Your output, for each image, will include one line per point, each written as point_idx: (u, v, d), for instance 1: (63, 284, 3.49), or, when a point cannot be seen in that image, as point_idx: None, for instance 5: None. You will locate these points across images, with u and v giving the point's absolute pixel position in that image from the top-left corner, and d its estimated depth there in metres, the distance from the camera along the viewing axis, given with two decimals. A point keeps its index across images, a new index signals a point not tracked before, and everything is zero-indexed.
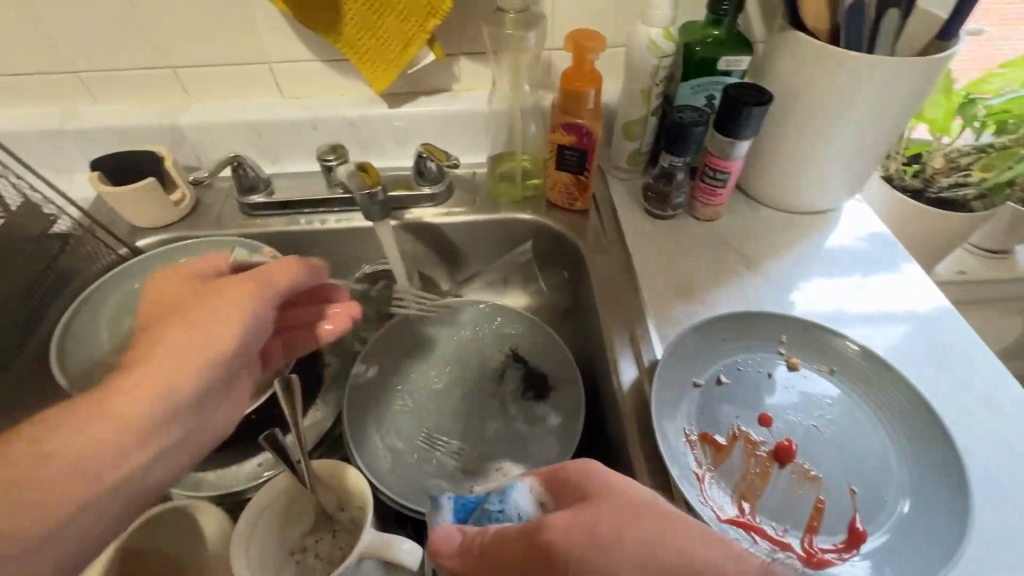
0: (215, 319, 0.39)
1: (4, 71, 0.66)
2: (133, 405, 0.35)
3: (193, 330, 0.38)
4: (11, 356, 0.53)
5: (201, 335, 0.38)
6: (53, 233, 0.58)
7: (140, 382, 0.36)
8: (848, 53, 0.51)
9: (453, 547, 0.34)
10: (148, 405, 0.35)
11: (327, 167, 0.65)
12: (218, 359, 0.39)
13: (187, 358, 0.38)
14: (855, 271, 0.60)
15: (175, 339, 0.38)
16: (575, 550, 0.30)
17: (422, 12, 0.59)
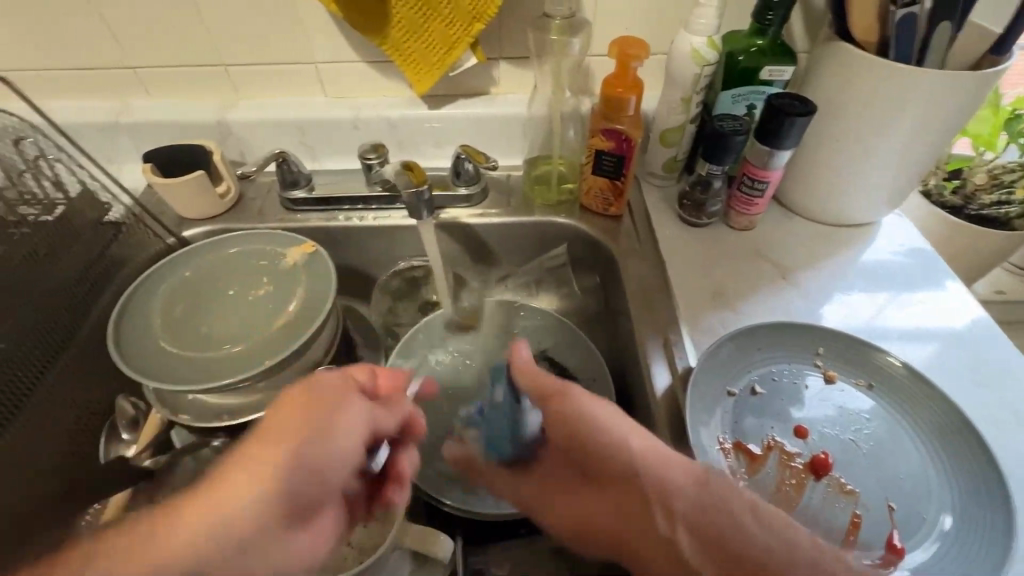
0: (325, 411, 0.38)
1: (67, 65, 0.69)
2: (212, 516, 0.32)
3: (305, 422, 0.37)
4: (67, 338, 0.56)
5: (308, 427, 0.37)
6: (106, 221, 0.61)
7: (222, 489, 0.33)
8: (897, 66, 0.51)
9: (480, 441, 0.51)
10: (226, 515, 0.32)
11: (367, 166, 0.67)
12: (301, 464, 0.36)
13: (274, 467, 0.35)
14: (894, 286, 0.59)
15: (282, 432, 0.36)
16: (609, 431, 0.42)
17: (468, 17, 0.60)
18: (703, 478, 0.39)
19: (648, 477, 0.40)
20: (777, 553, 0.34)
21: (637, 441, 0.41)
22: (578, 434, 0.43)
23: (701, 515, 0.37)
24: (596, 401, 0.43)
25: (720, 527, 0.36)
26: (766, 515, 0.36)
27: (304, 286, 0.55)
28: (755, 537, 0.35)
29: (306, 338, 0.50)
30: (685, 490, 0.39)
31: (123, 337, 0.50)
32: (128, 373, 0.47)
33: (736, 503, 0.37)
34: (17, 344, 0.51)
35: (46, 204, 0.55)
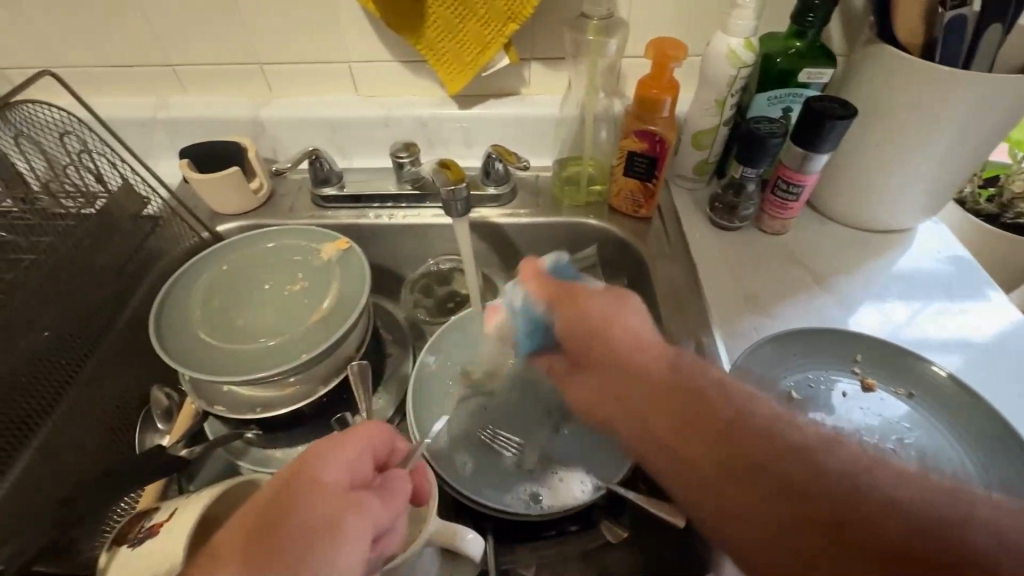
0: (346, 508, 0.35)
1: (109, 61, 0.70)
2: None
3: (326, 525, 0.34)
4: (105, 328, 0.57)
5: (333, 530, 0.34)
6: (145, 215, 0.62)
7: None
8: (943, 68, 0.50)
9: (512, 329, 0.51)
10: None
11: (398, 165, 0.67)
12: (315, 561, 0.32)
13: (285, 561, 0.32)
14: (934, 295, 0.58)
15: (306, 539, 0.33)
16: (602, 318, 0.43)
17: (503, 17, 0.60)
18: (675, 361, 0.40)
19: (628, 357, 0.41)
20: (746, 420, 0.35)
21: (629, 324, 0.43)
22: (579, 323, 0.44)
23: (674, 391, 0.38)
24: (596, 296, 0.45)
25: (694, 400, 0.37)
26: (735, 388, 0.37)
27: (338, 281, 0.56)
28: (723, 405, 0.36)
29: (341, 332, 0.51)
30: (661, 372, 0.39)
31: (164, 328, 0.51)
32: (168, 363, 0.48)
33: (710, 381, 0.38)
34: (60, 333, 0.52)
35: (87, 197, 0.57)
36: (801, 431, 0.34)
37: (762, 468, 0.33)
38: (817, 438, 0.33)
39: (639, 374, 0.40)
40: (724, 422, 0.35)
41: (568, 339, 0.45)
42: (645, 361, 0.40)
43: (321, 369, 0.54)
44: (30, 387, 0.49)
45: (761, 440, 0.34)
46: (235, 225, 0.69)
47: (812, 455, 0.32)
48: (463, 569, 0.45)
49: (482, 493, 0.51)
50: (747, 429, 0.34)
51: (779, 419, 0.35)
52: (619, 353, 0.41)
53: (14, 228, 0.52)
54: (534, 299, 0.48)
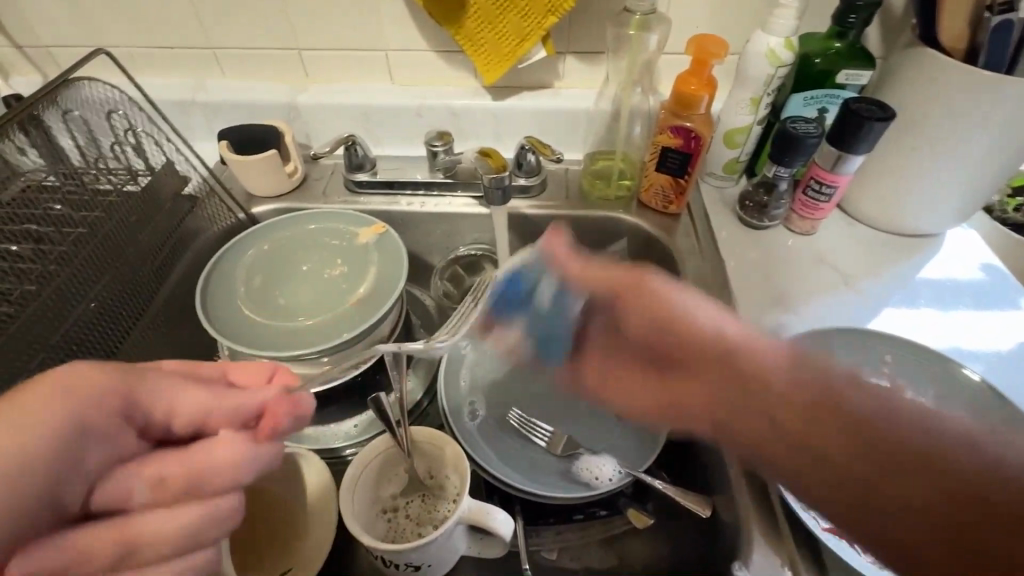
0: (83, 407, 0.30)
1: (156, 44, 0.72)
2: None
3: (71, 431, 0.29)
4: (144, 305, 0.58)
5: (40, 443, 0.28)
6: (184, 194, 0.63)
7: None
8: (981, 73, 0.50)
9: (561, 247, 0.50)
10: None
11: (432, 153, 0.69)
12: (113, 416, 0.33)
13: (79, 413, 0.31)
14: (965, 301, 0.59)
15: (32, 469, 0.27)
16: (696, 317, 0.41)
17: (543, 9, 0.61)
18: (797, 357, 0.37)
19: (740, 356, 0.38)
20: (883, 415, 0.33)
21: (707, 309, 0.41)
22: (654, 320, 0.42)
23: (801, 390, 0.36)
24: (683, 290, 0.42)
25: (830, 398, 0.35)
26: (868, 385, 0.35)
27: (375, 266, 0.57)
28: (860, 403, 0.34)
29: (378, 315, 0.52)
30: (778, 365, 0.37)
31: (210, 303, 0.53)
32: (211, 332, 0.50)
33: (836, 374, 0.36)
34: (105, 304, 0.54)
35: (130, 173, 0.58)
36: (959, 425, 0.32)
37: (879, 443, 0.32)
38: (993, 439, 0.31)
39: (765, 376, 0.37)
40: (879, 420, 0.33)
41: (652, 336, 0.43)
42: (762, 366, 0.37)
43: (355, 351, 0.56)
44: (82, 355, 0.52)
45: (909, 435, 0.32)
46: (270, 207, 0.70)
47: (934, 427, 0.32)
48: (493, 545, 0.46)
49: (506, 471, 0.52)
50: (895, 424, 0.33)
51: (923, 414, 0.33)
52: (727, 351, 0.39)
53: (69, 202, 0.53)
54: (576, 282, 0.49)
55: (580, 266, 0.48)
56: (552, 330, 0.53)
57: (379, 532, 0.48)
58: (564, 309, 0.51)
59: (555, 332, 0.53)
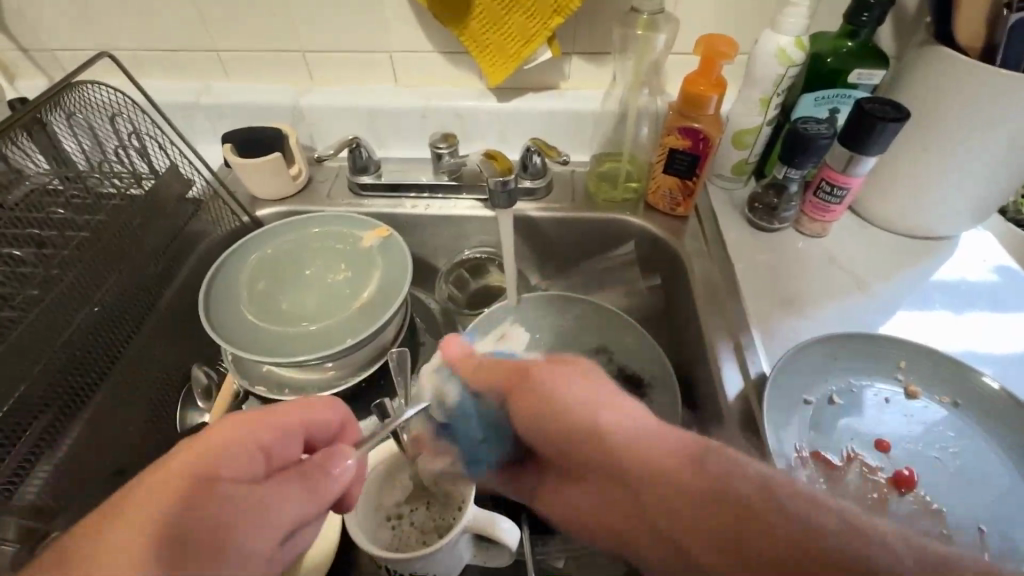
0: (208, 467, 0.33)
1: (160, 46, 0.72)
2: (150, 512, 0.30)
3: (190, 513, 0.31)
4: (148, 310, 0.58)
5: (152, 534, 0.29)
6: (187, 197, 0.63)
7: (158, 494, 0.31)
8: (1000, 73, 0.48)
9: (457, 348, 0.47)
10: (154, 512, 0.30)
11: (437, 155, 0.68)
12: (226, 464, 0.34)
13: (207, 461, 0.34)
14: (982, 304, 0.57)
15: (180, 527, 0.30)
16: (573, 407, 0.36)
17: (549, 10, 0.60)
18: (692, 456, 0.31)
19: (632, 460, 0.33)
20: (796, 535, 0.26)
21: (572, 388, 0.37)
22: (540, 422, 0.37)
23: (699, 505, 0.29)
24: (556, 372, 0.38)
25: (728, 505, 0.29)
26: (779, 490, 0.28)
27: (380, 270, 0.56)
28: (775, 522, 0.27)
29: (383, 321, 0.52)
30: (668, 464, 0.32)
31: (212, 307, 0.53)
32: (213, 338, 0.50)
33: (743, 482, 0.29)
34: (108, 309, 0.54)
35: (135, 177, 0.58)
36: (891, 555, 0.24)
37: (786, 574, 0.26)
38: (915, 563, 0.24)
39: (656, 487, 0.31)
40: (786, 544, 0.26)
41: (541, 440, 0.38)
42: (654, 475, 0.32)
43: (359, 356, 0.56)
44: (83, 362, 0.51)
45: (820, 566, 0.25)
46: (274, 209, 0.70)
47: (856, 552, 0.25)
48: (498, 553, 0.45)
49: None
50: (811, 557, 0.26)
51: (852, 533, 0.26)
52: (613, 452, 0.34)
53: (71, 206, 0.52)
54: (478, 384, 0.43)
55: (477, 363, 0.44)
56: (479, 440, 0.44)
57: (383, 540, 0.47)
58: (479, 407, 0.43)
59: (483, 438, 0.43)
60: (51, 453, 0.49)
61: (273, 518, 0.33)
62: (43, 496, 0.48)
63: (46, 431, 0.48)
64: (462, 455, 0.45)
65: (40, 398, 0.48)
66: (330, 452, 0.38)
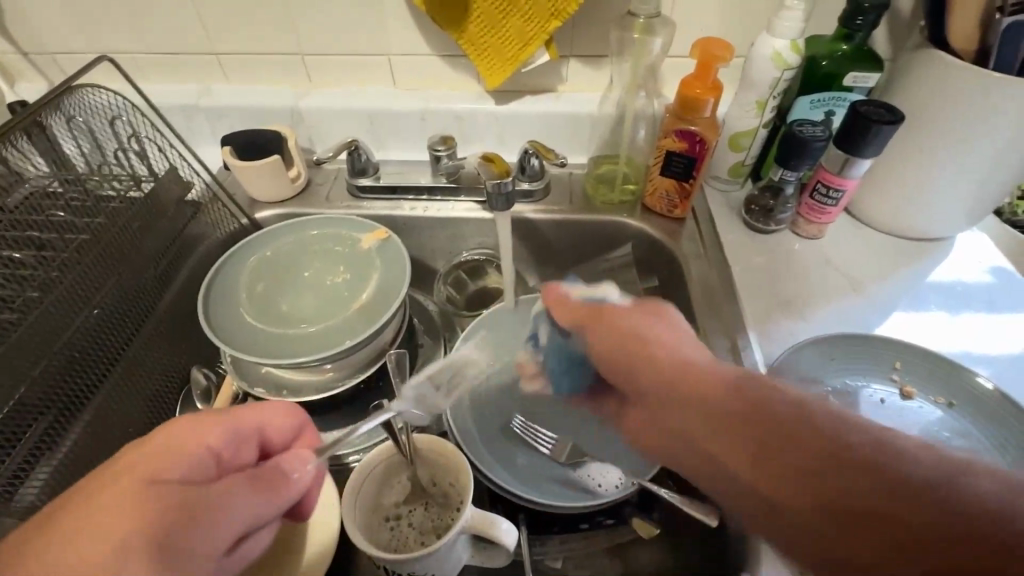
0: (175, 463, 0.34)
1: (160, 50, 0.72)
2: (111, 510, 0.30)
3: (164, 514, 0.31)
4: (148, 312, 0.58)
5: (116, 547, 0.29)
6: (187, 200, 0.63)
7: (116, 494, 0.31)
8: (993, 76, 0.49)
9: (559, 292, 0.46)
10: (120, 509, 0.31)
11: (435, 157, 0.68)
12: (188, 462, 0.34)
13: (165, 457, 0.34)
14: (977, 305, 0.58)
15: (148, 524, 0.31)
16: (628, 331, 0.40)
17: (546, 13, 0.60)
18: (736, 384, 0.33)
19: (681, 384, 0.35)
20: (834, 448, 0.27)
21: (636, 322, 0.40)
22: (602, 353, 0.41)
23: (737, 418, 0.32)
24: (622, 310, 0.41)
25: (773, 422, 0.30)
26: (820, 414, 0.30)
27: (378, 272, 0.57)
28: (812, 438, 0.29)
29: (381, 322, 0.52)
30: (714, 392, 0.34)
31: (212, 309, 0.53)
32: (212, 340, 0.50)
33: (784, 404, 0.31)
34: (108, 311, 0.54)
35: (134, 179, 0.58)
36: (918, 461, 0.26)
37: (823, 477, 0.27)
38: (947, 468, 0.25)
39: (699, 403, 0.34)
40: (829, 456, 0.27)
41: (606, 366, 0.41)
42: (706, 393, 0.34)
43: (357, 358, 0.56)
44: (82, 364, 0.51)
45: (857, 474, 0.26)
46: (273, 212, 0.70)
47: (888, 461, 0.26)
48: (496, 554, 0.46)
49: (509, 481, 0.52)
50: (849, 469, 0.26)
51: (884, 448, 0.27)
52: (665, 379, 0.36)
53: (72, 208, 0.53)
54: (567, 320, 0.44)
55: (569, 303, 0.45)
56: (570, 371, 0.45)
57: (382, 541, 0.47)
58: (568, 342, 0.44)
59: (564, 367, 0.46)
60: (50, 455, 0.49)
61: (231, 521, 0.33)
62: (43, 497, 0.48)
63: (46, 434, 0.48)
64: (552, 378, 0.48)
65: (38, 400, 0.48)
66: (287, 455, 0.38)
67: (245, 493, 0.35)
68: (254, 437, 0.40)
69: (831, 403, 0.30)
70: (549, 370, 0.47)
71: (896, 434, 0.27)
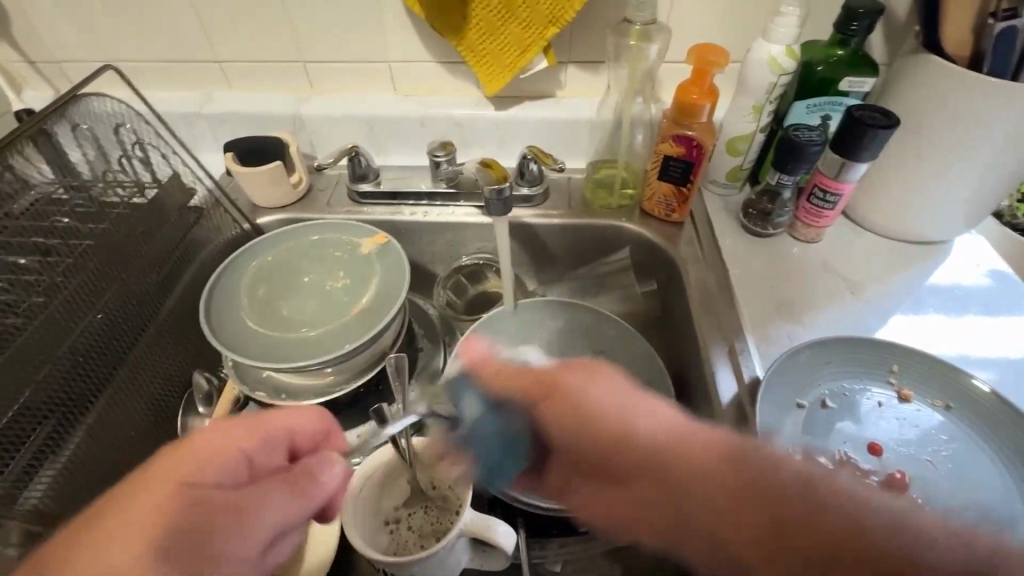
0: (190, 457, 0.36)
1: (164, 58, 0.73)
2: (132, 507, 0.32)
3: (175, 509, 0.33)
4: (152, 314, 0.59)
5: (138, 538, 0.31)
6: (190, 206, 0.64)
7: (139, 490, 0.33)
8: (988, 80, 0.49)
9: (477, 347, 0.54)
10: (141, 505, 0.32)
11: (435, 163, 0.69)
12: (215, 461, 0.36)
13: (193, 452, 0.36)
14: (974, 308, 0.58)
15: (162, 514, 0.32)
16: (603, 411, 0.35)
17: (544, 20, 0.61)
18: (731, 461, 0.31)
19: (668, 466, 0.32)
20: (847, 540, 0.26)
21: (600, 391, 0.36)
22: (576, 433, 0.36)
23: (739, 506, 0.29)
24: (588, 380, 0.37)
25: (778, 511, 0.28)
26: (823, 492, 0.28)
27: (378, 277, 0.57)
28: (820, 523, 0.27)
29: (381, 326, 0.52)
30: (707, 471, 0.31)
31: (214, 314, 0.54)
32: (214, 343, 0.51)
33: (787, 483, 0.29)
34: (112, 315, 0.55)
35: (138, 186, 0.59)
36: (938, 545, 0.25)
37: (838, 568, 0.26)
38: (960, 545, 0.25)
39: (703, 494, 0.30)
40: (838, 544, 0.26)
41: (578, 446, 0.37)
42: (695, 471, 0.31)
43: (357, 361, 0.56)
44: (87, 367, 0.52)
45: (876, 573, 0.25)
46: (274, 218, 0.71)
47: (904, 551, 0.25)
48: (495, 557, 0.46)
49: None
50: (862, 560, 0.26)
51: (900, 531, 0.26)
52: (649, 463, 0.33)
53: (76, 214, 0.53)
54: (500, 394, 0.43)
55: (495, 373, 0.44)
56: (500, 456, 0.45)
57: (382, 544, 0.47)
58: (501, 420, 0.43)
59: (500, 451, 0.44)
60: (55, 458, 0.49)
61: (256, 528, 0.35)
62: (47, 499, 0.48)
63: (52, 437, 0.49)
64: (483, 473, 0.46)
65: (44, 403, 0.49)
66: (317, 459, 0.40)
67: (266, 505, 0.36)
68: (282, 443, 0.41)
69: (828, 471, 0.29)
70: (477, 450, 0.45)
71: (907, 510, 0.27)
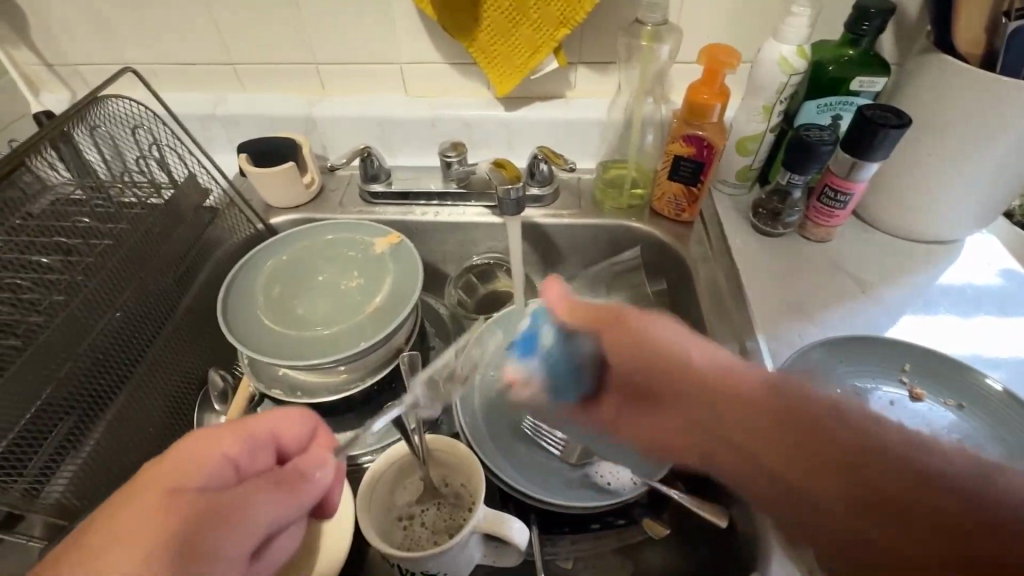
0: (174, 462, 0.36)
1: (179, 61, 0.74)
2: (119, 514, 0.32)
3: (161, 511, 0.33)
4: (170, 313, 0.60)
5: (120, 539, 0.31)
6: (205, 205, 0.65)
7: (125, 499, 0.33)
8: (1002, 80, 0.49)
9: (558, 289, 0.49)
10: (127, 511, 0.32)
11: (446, 163, 0.69)
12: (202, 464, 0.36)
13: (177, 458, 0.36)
14: (986, 308, 0.58)
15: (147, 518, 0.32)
16: (657, 336, 0.39)
17: (555, 21, 0.61)
18: (771, 385, 0.34)
19: (713, 384, 0.35)
20: (864, 448, 0.29)
21: (660, 326, 0.40)
22: (631, 357, 0.40)
23: (772, 419, 0.32)
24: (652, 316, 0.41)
25: (803, 421, 0.31)
26: (848, 411, 0.31)
27: (391, 277, 0.58)
28: (840, 433, 0.30)
29: (394, 325, 0.53)
30: (747, 392, 0.34)
31: (231, 313, 0.55)
32: (231, 341, 0.51)
33: (814, 402, 0.32)
34: (131, 312, 0.55)
35: (155, 187, 0.60)
36: (945, 460, 0.28)
37: (852, 465, 0.29)
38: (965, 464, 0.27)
39: (739, 407, 0.34)
40: (855, 449, 0.29)
41: (632, 372, 0.40)
42: (738, 387, 0.34)
43: (370, 360, 0.57)
44: (106, 363, 0.53)
45: (883, 473, 0.28)
46: (287, 218, 0.71)
47: (915, 459, 0.28)
48: (508, 553, 0.46)
49: (519, 481, 0.52)
50: (877, 465, 0.28)
51: (912, 446, 0.29)
52: (696, 382, 0.36)
53: (96, 214, 0.55)
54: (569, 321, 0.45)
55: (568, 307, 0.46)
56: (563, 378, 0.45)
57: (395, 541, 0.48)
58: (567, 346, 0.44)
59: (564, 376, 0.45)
60: (75, 453, 0.50)
61: (247, 525, 0.34)
62: (70, 494, 0.48)
63: (72, 432, 0.50)
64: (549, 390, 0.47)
65: (65, 398, 0.50)
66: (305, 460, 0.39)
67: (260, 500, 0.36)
68: (270, 444, 0.41)
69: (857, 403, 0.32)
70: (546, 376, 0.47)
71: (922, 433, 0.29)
